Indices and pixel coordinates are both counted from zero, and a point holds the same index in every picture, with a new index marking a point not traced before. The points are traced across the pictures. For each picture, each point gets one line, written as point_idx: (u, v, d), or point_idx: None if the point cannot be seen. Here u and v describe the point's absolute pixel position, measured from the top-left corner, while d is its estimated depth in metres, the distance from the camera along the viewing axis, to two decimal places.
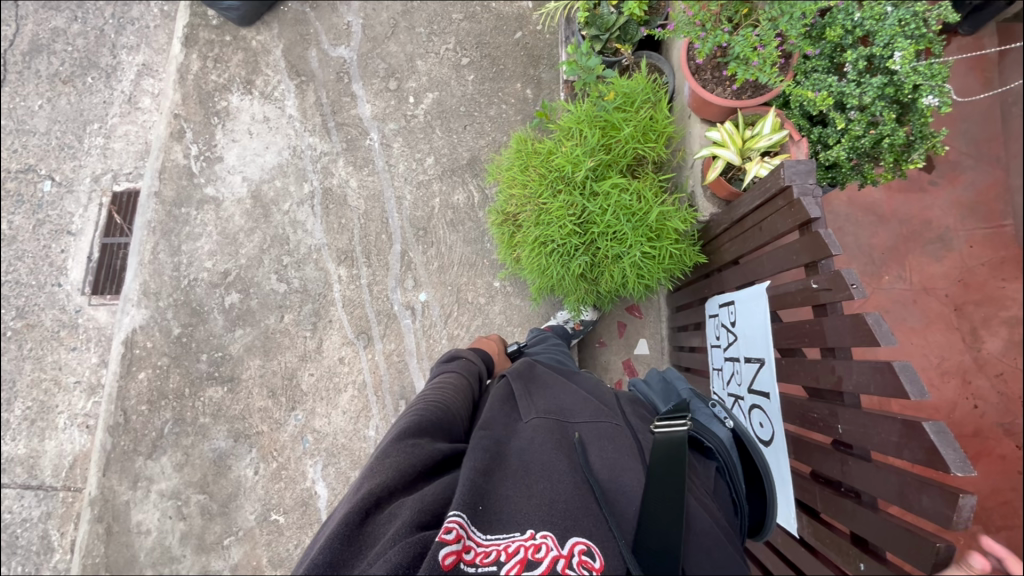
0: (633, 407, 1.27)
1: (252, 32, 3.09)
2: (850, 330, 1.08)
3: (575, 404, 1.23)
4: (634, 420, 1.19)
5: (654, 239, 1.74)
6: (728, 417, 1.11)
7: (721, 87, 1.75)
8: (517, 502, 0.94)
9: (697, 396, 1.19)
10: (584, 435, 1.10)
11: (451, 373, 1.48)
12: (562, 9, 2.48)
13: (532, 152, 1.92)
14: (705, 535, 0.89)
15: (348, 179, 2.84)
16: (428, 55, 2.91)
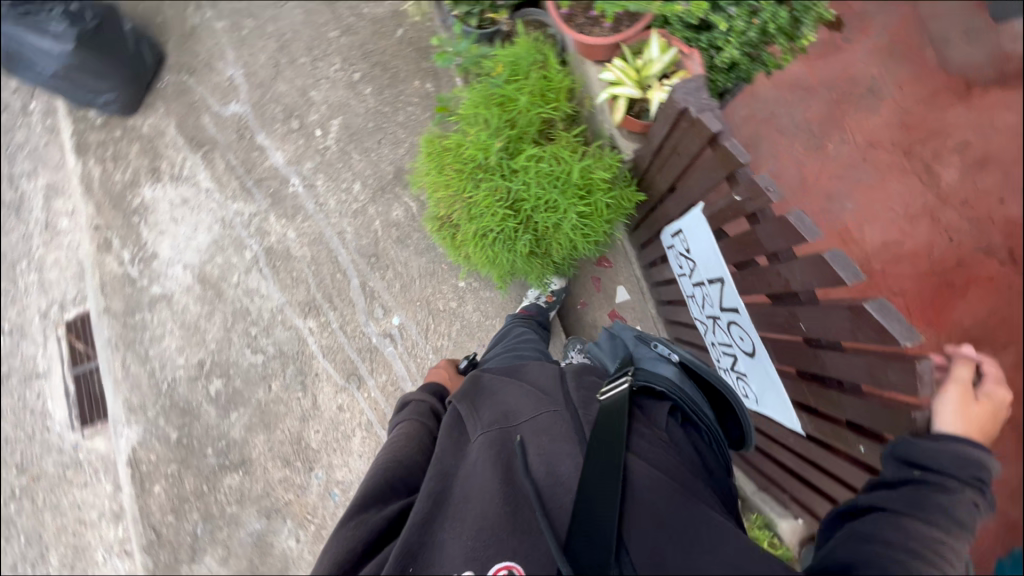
0: (581, 377, 1.22)
1: (140, 119, 3.02)
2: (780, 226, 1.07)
3: (519, 399, 1.13)
4: (577, 396, 1.12)
5: (585, 195, 1.71)
6: (672, 352, 1.20)
7: (597, 27, 1.71)
8: (457, 542, 0.92)
9: (640, 343, 1.30)
10: (526, 436, 1.04)
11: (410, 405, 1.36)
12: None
13: (442, 150, 1.87)
14: (639, 504, 0.87)
15: (285, 232, 2.78)
16: (319, 83, 2.83)
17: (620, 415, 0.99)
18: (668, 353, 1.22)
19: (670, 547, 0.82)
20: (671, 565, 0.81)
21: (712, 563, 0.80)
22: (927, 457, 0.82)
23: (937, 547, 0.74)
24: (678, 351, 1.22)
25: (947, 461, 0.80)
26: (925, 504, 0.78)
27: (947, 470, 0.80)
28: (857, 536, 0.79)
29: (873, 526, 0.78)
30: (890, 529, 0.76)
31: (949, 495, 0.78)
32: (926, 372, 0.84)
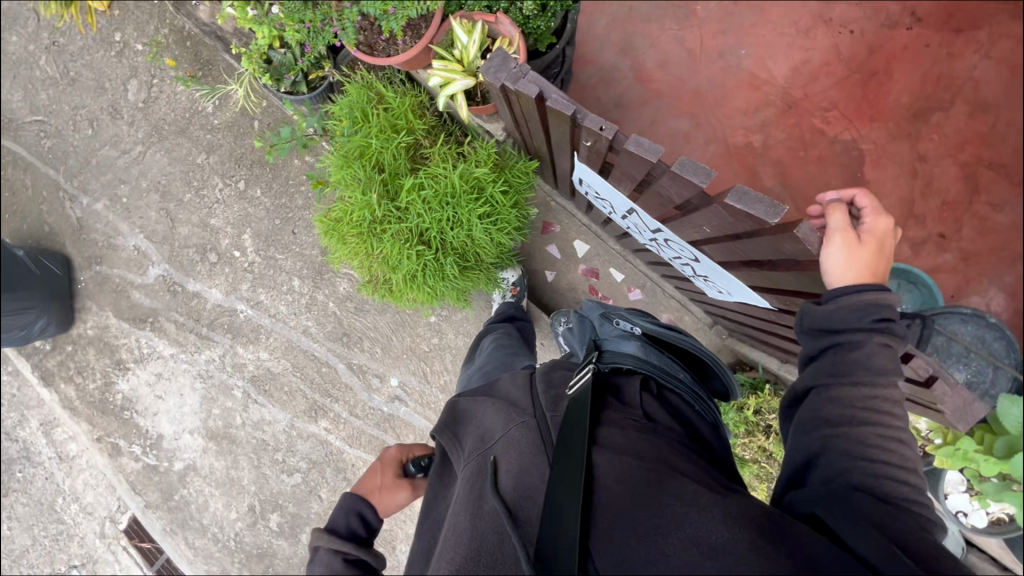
0: (550, 373, 1.24)
1: (83, 325, 3.06)
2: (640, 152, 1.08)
3: (492, 416, 1.14)
4: (542, 398, 1.12)
5: (479, 194, 1.71)
6: (634, 325, 1.35)
7: (396, 45, 1.65)
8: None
9: (604, 321, 1.44)
10: (497, 454, 1.04)
11: (321, 564, 1.11)
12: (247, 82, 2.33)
13: (334, 220, 1.85)
14: (615, 500, 0.89)
15: (257, 356, 2.80)
16: (214, 208, 2.81)
17: (585, 410, 1.01)
18: (630, 326, 1.36)
19: (636, 543, 0.83)
20: (641, 561, 0.81)
21: (678, 544, 0.81)
22: (836, 320, 0.98)
23: (870, 403, 0.92)
24: (638, 321, 1.36)
25: (853, 317, 0.96)
26: (847, 366, 0.95)
27: (856, 324, 0.96)
28: (810, 424, 0.95)
29: (818, 406, 0.96)
30: (828, 404, 0.95)
31: (864, 346, 0.95)
32: (811, 233, 0.96)
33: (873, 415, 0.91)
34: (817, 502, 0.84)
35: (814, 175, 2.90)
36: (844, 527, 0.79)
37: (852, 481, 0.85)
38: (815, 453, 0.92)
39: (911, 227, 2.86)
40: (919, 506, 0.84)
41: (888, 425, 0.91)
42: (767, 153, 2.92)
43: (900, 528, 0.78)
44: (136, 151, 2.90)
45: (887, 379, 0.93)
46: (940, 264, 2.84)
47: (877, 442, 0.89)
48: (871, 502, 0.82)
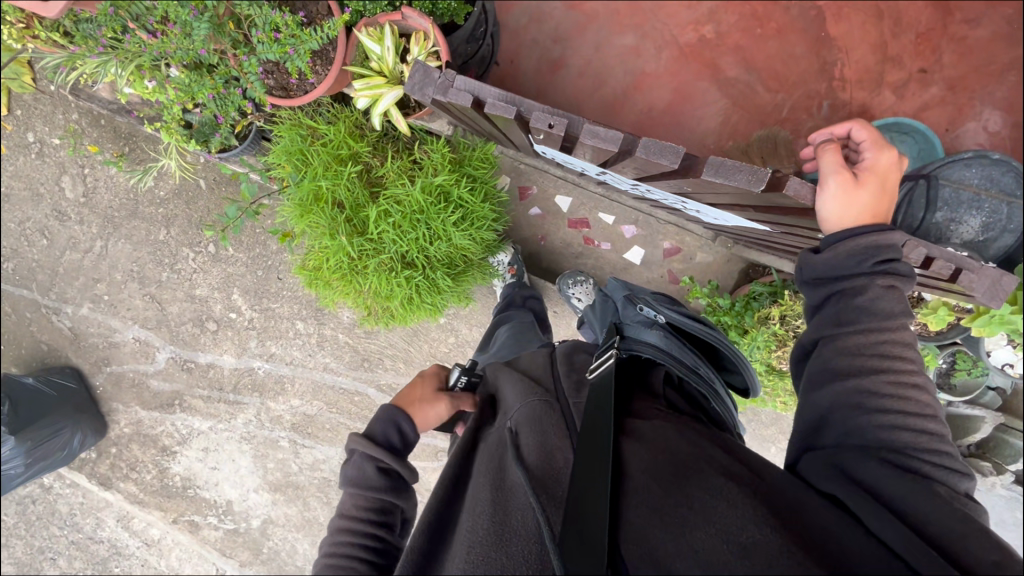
0: (571, 360, 1.24)
1: (115, 426, 3.05)
2: (599, 141, 1.08)
3: (512, 391, 1.17)
4: (564, 382, 1.13)
5: (447, 200, 1.65)
6: (658, 314, 1.35)
7: (314, 76, 1.53)
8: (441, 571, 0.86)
9: (629, 305, 1.45)
10: (519, 422, 1.06)
11: (352, 475, 1.11)
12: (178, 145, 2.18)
13: (315, 268, 1.78)
14: (639, 488, 0.85)
15: (290, 405, 2.82)
16: (195, 278, 2.74)
17: (612, 390, 1.00)
18: (655, 314, 1.37)
19: (663, 534, 0.77)
20: (668, 553, 0.74)
21: (706, 538, 0.74)
22: (835, 267, 0.98)
23: (880, 349, 0.91)
24: (662, 310, 1.36)
25: (852, 261, 0.96)
26: (853, 314, 0.93)
27: (853, 270, 0.96)
28: (821, 377, 0.93)
29: (829, 361, 0.93)
30: (838, 357, 0.92)
31: (868, 291, 0.93)
32: (800, 188, 1.04)
33: (881, 362, 0.90)
34: (826, 471, 0.83)
35: (777, 50, 2.74)
36: (852, 499, 0.78)
37: (862, 442, 0.84)
38: (826, 410, 0.90)
39: (889, 71, 2.72)
40: (931, 459, 0.82)
41: (897, 369, 0.89)
42: (724, 42, 2.75)
43: (909, 491, 0.76)
44: (97, 246, 2.80)
45: (892, 320, 0.91)
46: (928, 100, 2.70)
47: (888, 389, 0.87)
48: (880, 467, 0.80)
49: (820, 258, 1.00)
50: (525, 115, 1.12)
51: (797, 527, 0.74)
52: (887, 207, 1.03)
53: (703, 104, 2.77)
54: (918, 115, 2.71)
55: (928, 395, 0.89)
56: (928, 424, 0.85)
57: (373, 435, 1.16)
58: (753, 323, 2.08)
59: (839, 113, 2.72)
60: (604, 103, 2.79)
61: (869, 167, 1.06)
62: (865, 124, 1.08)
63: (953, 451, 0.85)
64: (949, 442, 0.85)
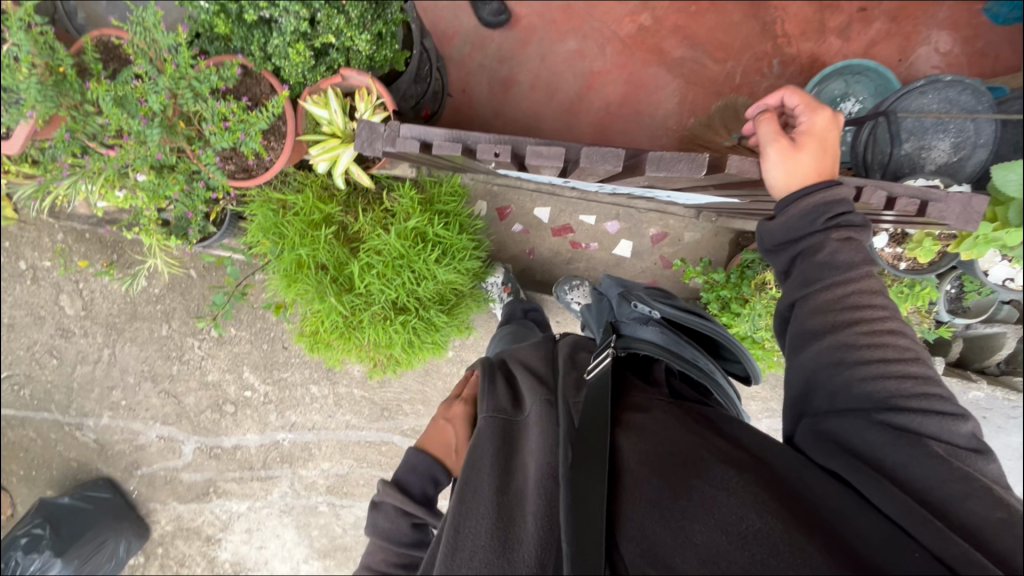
0: (573, 356, 1.21)
1: (157, 527, 3.05)
2: (544, 158, 1.13)
3: (526, 381, 1.13)
4: (566, 377, 1.11)
5: (424, 240, 1.68)
6: (652, 310, 1.35)
7: (269, 150, 1.56)
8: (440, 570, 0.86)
9: (623, 303, 1.44)
10: (530, 420, 1.03)
11: (380, 524, 1.13)
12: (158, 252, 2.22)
13: (312, 333, 1.80)
14: (637, 484, 0.86)
15: (321, 469, 2.83)
16: (205, 365, 2.78)
17: (607, 389, 0.99)
18: (649, 309, 1.36)
19: (662, 529, 0.79)
20: (670, 553, 0.76)
21: (705, 530, 0.76)
22: (790, 229, 0.99)
23: (850, 300, 0.92)
24: (657, 305, 1.35)
25: (806, 221, 0.97)
26: (816, 272, 0.94)
27: (809, 230, 0.97)
28: (800, 340, 0.93)
29: (811, 321, 0.92)
30: (816, 317, 0.92)
31: (824, 247, 0.95)
32: (743, 164, 1.11)
33: (854, 315, 0.90)
34: (821, 444, 0.84)
35: (716, 22, 2.78)
36: (850, 473, 0.80)
37: (850, 403, 0.85)
38: (810, 374, 0.90)
39: (830, 18, 2.75)
40: (922, 408, 0.83)
41: (868, 318, 0.90)
42: (662, 26, 2.80)
43: (901, 454, 0.78)
44: (106, 354, 2.84)
45: (854, 271, 0.93)
46: (874, 36, 2.73)
47: (863, 341, 0.88)
48: (871, 431, 0.81)
49: (772, 225, 1.02)
50: (472, 145, 1.16)
51: (797, 507, 0.77)
52: (829, 164, 1.05)
53: (656, 89, 2.81)
54: (868, 53, 2.73)
55: (907, 339, 0.90)
56: (910, 369, 0.86)
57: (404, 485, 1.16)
58: (752, 291, 2.07)
59: (791, 68, 2.76)
60: (561, 109, 2.83)
61: (807, 128, 1.08)
62: (793, 89, 1.10)
63: (942, 391, 0.85)
64: (938, 384, 0.86)
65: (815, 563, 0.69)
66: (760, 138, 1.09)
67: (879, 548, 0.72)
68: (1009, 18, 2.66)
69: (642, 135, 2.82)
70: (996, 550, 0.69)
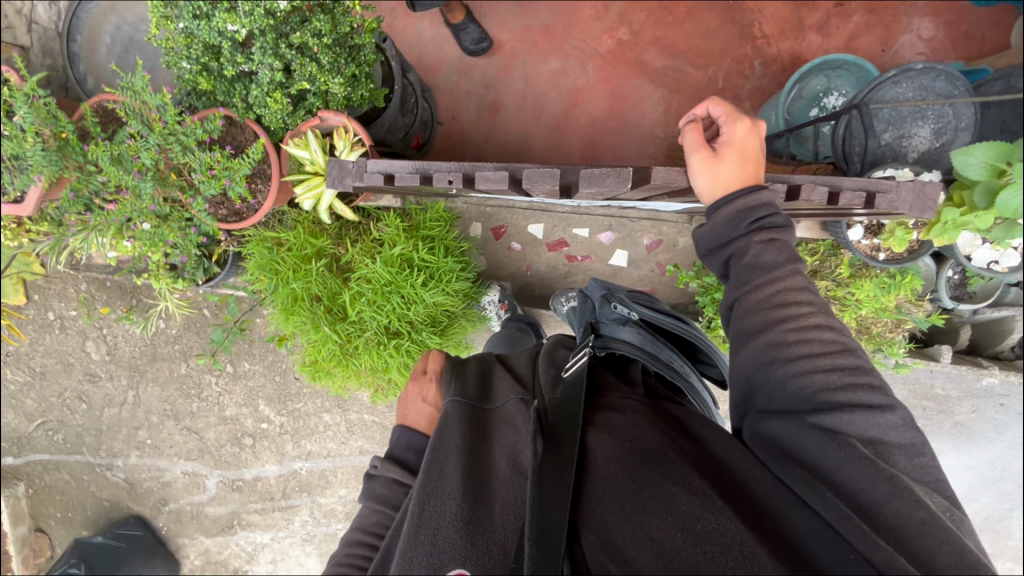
0: (551, 355, 1.18)
1: (187, 561, 3.14)
2: (492, 183, 1.21)
3: (497, 372, 1.12)
4: (542, 375, 1.09)
5: (412, 265, 1.74)
6: (632, 311, 1.34)
7: (257, 191, 1.65)
8: (404, 550, 0.88)
9: (606, 304, 1.45)
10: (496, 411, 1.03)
11: (376, 492, 1.13)
12: (170, 295, 2.34)
13: (313, 362, 1.87)
14: (604, 479, 0.87)
15: (339, 496, 2.88)
16: (223, 400, 2.88)
17: (581, 387, 0.97)
18: (629, 311, 1.36)
19: (620, 522, 0.81)
20: (626, 545, 0.79)
21: (663, 527, 0.79)
22: (718, 235, 1.03)
23: (779, 298, 0.93)
24: (637, 307, 1.35)
25: (729, 227, 1.01)
26: (747, 273, 0.97)
27: (732, 235, 1.01)
28: (739, 340, 0.95)
29: (748, 321, 0.94)
30: (750, 317, 0.94)
31: (749, 251, 0.98)
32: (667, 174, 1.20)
33: (784, 312, 0.92)
34: (761, 443, 0.88)
35: (693, 30, 2.83)
36: (789, 478, 0.83)
37: (783, 401, 0.87)
38: (747, 374, 0.92)
39: (807, 16, 2.77)
40: (850, 401, 0.85)
41: (797, 315, 0.91)
42: (641, 39, 2.86)
43: (834, 457, 0.81)
44: (130, 395, 2.97)
45: (779, 271, 0.94)
46: (854, 29, 2.74)
47: (792, 338, 0.89)
48: (801, 431, 0.84)
49: (702, 231, 1.05)
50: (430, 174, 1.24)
51: (747, 507, 0.81)
52: (753, 171, 1.06)
53: (640, 100, 2.86)
54: (849, 46, 2.74)
55: (838, 332, 0.91)
56: (838, 361, 0.87)
57: (403, 461, 1.15)
58: None
59: (772, 69, 2.78)
60: (548, 127, 2.90)
61: (730, 132, 1.10)
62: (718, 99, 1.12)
63: (871, 381, 0.87)
64: (868, 374, 0.87)
65: (759, 560, 0.73)
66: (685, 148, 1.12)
67: (819, 548, 0.76)
68: None
69: (630, 146, 2.87)
70: (917, 551, 0.74)
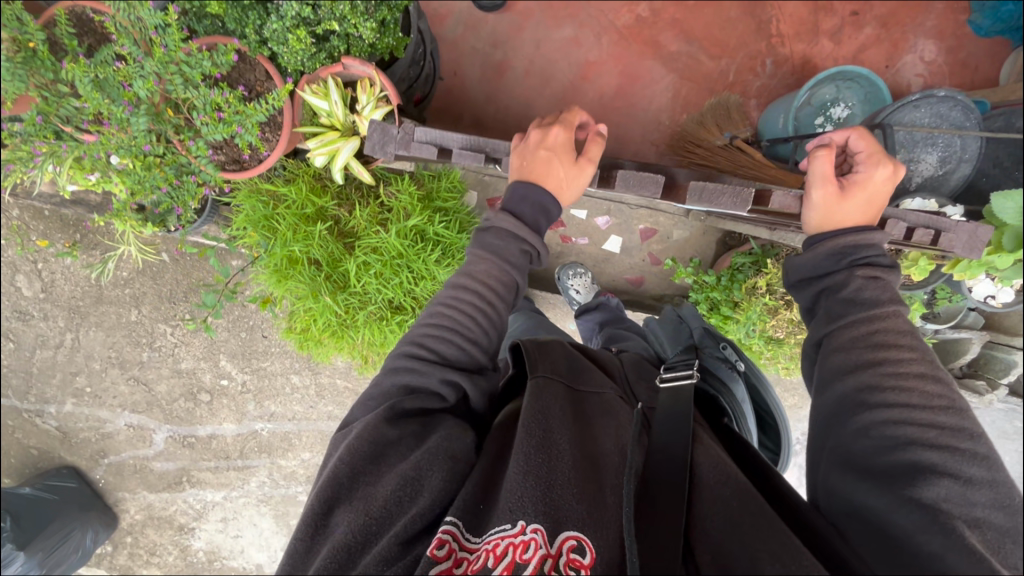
0: (639, 367, 1.34)
1: (125, 517, 2.94)
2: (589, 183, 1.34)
3: (584, 362, 1.21)
4: (636, 385, 1.23)
5: (425, 238, 1.64)
6: (740, 360, 1.39)
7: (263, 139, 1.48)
8: (512, 489, 0.88)
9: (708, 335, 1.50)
10: (589, 404, 1.09)
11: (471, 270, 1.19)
12: (130, 237, 2.10)
13: (301, 331, 1.73)
14: (717, 496, 0.93)
15: (301, 459, 2.78)
16: (178, 353, 2.67)
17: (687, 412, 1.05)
18: (736, 358, 1.41)
19: (739, 549, 0.84)
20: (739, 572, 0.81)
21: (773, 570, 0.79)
22: (817, 266, 1.16)
23: (874, 338, 1.04)
24: (743, 358, 1.39)
25: (831, 261, 1.14)
26: (843, 307, 1.09)
27: (832, 268, 1.14)
28: (829, 377, 1.05)
29: (841, 359, 1.05)
30: (838, 354, 1.06)
31: (850, 284, 1.10)
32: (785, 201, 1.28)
33: (882, 354, 1.02)
34: (838, 502, 0.95)
35: (712, 17, 2.76)
36: (871, 550, 0.89)
37: (873, 449, 0.95)
38: (837, 412, 1.02)
39: (823, 20, 2.77)
40: (941, 462, 0.91)
41: (894, 361, 1.01)
42: (660, 18, 2.76)
43: (934, 542, 0.84)
44: (68, 338, 2.68)
45: (880, 307, 1.06)
46: (864, 41, 2.77)
47: (888, 385, 0.99)
48: (874, 485, 0.92)
49: (802, 259, 1.19)
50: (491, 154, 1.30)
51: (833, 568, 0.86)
52: (873, 214, 1.17)
53: (652, 83, 2.78)
54: (857, 58, 2.77)
55: (937, 386, 0.99)
56: (937, 419, 0.96)
57: (516, 215, 1.22)
58: (743, 295, 2.10)
59: (783, 69, 2.78)
60: (555, 99, 2.77)
61: (863, 178, 1.17)
62: (865, 134, 1.19)
63: (970, 448, 0.93)
64: (962, 440, 0.94)
65: None
66: (810, 172, 1.19)
67: None
68: (991, 30, 2.72)
69: (636, 130, 2.80)
70: None
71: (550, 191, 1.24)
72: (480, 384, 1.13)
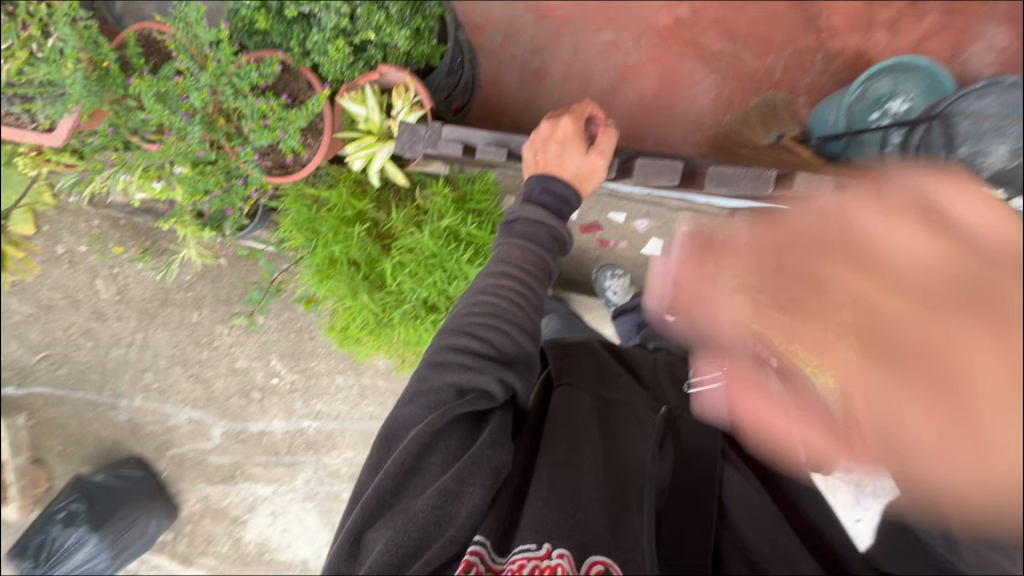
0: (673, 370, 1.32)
1: (184, 507, 3.10)
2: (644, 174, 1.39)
3: (608, 369, 1.23)
4: (665, 388, 1.22)
5: (459, 238, 1.67)
6: None
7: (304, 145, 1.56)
8: (537, 509, 0.90)
9: None
10: (613, 414, 1.12)
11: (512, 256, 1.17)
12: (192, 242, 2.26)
13: (342, 329, 1.79)
14: None
15: (345, 457, 2.87)
16: (233, 352, 2.83)
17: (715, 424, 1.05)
18: None
19: None
20: None
21: None
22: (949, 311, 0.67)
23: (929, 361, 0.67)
24: None
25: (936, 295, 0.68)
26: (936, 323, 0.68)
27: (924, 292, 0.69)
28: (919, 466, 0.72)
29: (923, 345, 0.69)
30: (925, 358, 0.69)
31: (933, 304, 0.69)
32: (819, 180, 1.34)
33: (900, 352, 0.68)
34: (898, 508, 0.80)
35: (757, 14, 2.67)
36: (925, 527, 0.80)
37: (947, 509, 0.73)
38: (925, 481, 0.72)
39: (879, 11, 2.63)
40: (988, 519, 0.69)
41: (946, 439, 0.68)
42: (701, 18, 2.70)
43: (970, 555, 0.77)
44: (139, 338, 2.90)
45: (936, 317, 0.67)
46: (926, 31, 2.60)
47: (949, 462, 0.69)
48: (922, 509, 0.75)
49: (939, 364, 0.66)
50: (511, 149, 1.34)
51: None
52: None
53: (692, 84, 2.73)
54: (918, 49, 2.61)
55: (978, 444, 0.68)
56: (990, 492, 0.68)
57: (541, 205, 1.24)
58: None
59: (834, 65, 2.66)
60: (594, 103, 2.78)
61: None
62: None
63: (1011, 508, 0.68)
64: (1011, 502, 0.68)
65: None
66: None
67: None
68: None
69: (676, 132, 2.75)
70: None
71: (567, 181, 1.25)
72: (528, 379, 1.10)
